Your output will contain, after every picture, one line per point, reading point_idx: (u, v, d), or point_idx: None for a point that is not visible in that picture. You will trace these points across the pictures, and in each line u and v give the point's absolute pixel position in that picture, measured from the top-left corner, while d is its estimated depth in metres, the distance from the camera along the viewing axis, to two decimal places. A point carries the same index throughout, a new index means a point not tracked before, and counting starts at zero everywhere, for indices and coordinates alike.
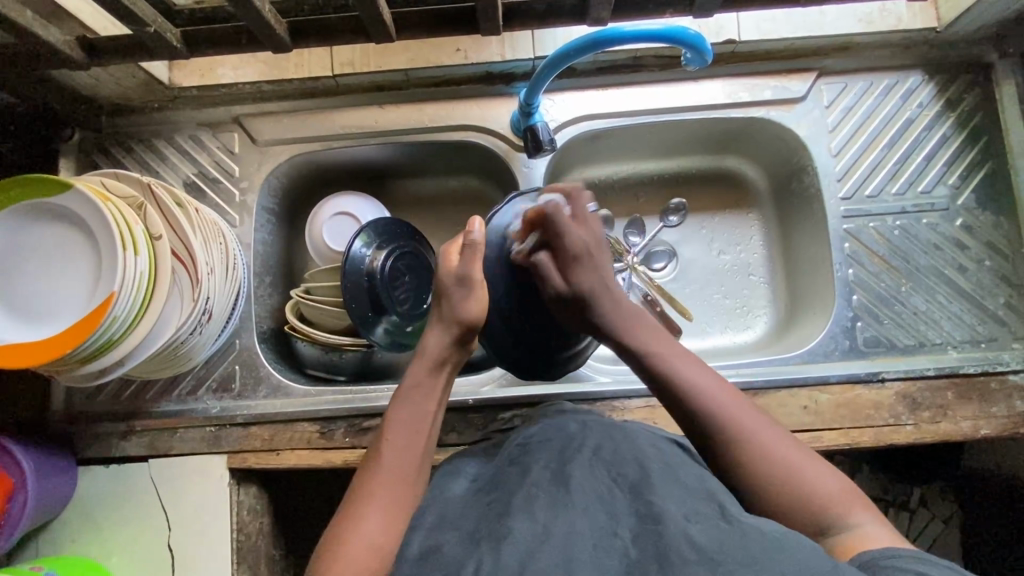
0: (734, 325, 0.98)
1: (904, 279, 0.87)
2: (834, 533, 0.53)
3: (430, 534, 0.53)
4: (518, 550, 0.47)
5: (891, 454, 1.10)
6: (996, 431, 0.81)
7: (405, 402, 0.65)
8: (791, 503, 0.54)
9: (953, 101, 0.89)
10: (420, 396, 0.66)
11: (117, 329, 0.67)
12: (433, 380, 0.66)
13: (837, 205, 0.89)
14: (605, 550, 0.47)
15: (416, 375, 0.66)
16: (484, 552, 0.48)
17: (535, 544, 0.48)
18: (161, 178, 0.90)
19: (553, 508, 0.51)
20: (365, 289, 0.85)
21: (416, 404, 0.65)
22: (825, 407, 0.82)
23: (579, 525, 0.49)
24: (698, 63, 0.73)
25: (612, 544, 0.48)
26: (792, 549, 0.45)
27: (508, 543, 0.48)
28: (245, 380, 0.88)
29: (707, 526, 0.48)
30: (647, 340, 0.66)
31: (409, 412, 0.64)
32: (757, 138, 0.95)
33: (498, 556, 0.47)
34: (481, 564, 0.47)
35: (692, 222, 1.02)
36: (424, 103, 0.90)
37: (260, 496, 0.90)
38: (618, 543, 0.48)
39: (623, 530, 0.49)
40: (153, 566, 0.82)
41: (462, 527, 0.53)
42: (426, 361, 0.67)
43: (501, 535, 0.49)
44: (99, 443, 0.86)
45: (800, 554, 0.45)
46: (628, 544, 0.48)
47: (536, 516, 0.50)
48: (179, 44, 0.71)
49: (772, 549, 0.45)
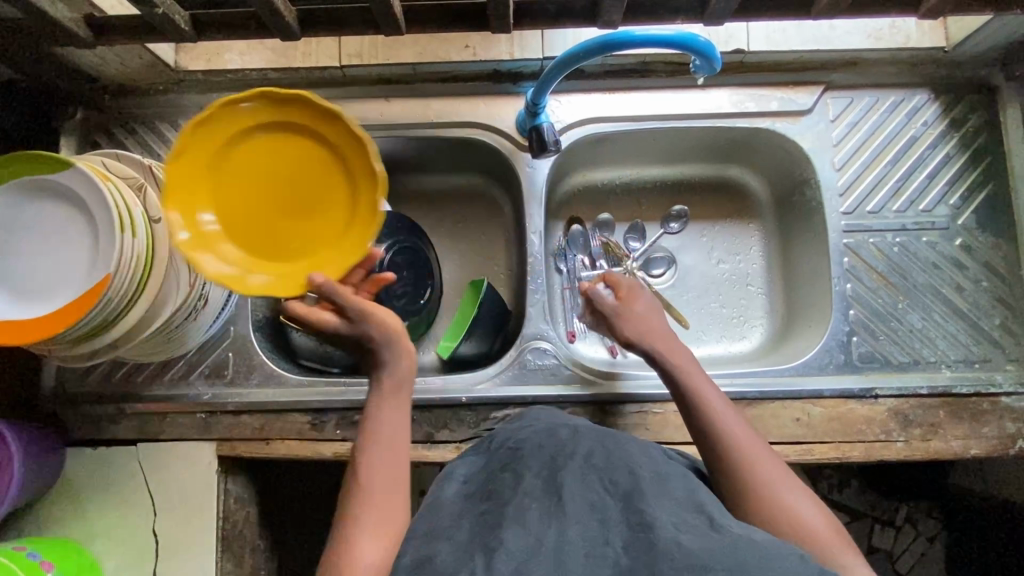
0: (730, 334, 0.98)
1: (902, 295, 0.87)
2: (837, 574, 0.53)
3: (423, 544, 0.53)
4: (513, 557, 0.48)
5: (879, 471, 1.11)
6: (985, 452, 0.82)
7: (376, 423, 0.66)
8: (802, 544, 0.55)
9: (957, 121, 0.89)
10: (387, 418, 0.66)
11: (112, 312, 0.67)
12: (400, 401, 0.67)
13: (838, 220, 0.89)
14: (597, 560, 0.48)
15: (387, 401, 0.66)
16: (479, 560, 0.48)
17: (528, 554, 0.48)
18: (161, 161, 0.90)
19: (546, 517, 0.51)
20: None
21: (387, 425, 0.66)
22: (818, 420, 0.82)
23: (572, 533, 0.50)
24: (707, 71, 0.72)
25: (603, 552, 0.49)
26: (778, 558, 0.46)
27: (503, 551, 0.48)
28: (238, 368, 0.87)
29: (696, 536, 0.48)
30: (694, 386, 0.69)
31: (388, 434, 0.65)
32: (760, 148, 0.95)
33: (493, 563, 0.47)
34: (477, 569, 0.47)
35: (693, 229, 1.02)
36: (431, 98, 0.90)
37: (249, 485, 0.90)
38: (610, 551, 0.49)
39: (614, 539, 0.50)
40: (138, 551, 0.81)
41: (455, 537, 0.52)
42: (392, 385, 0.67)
43: (494, 545, 0.49)
44: (89, 425, 0.85)
45: (787, 561, 0.46)
46: (620, 551, 0.49)
47: (529, 525, 0.50)
48: (187, 27, 0.70)
49: (759, 558, 0.46)
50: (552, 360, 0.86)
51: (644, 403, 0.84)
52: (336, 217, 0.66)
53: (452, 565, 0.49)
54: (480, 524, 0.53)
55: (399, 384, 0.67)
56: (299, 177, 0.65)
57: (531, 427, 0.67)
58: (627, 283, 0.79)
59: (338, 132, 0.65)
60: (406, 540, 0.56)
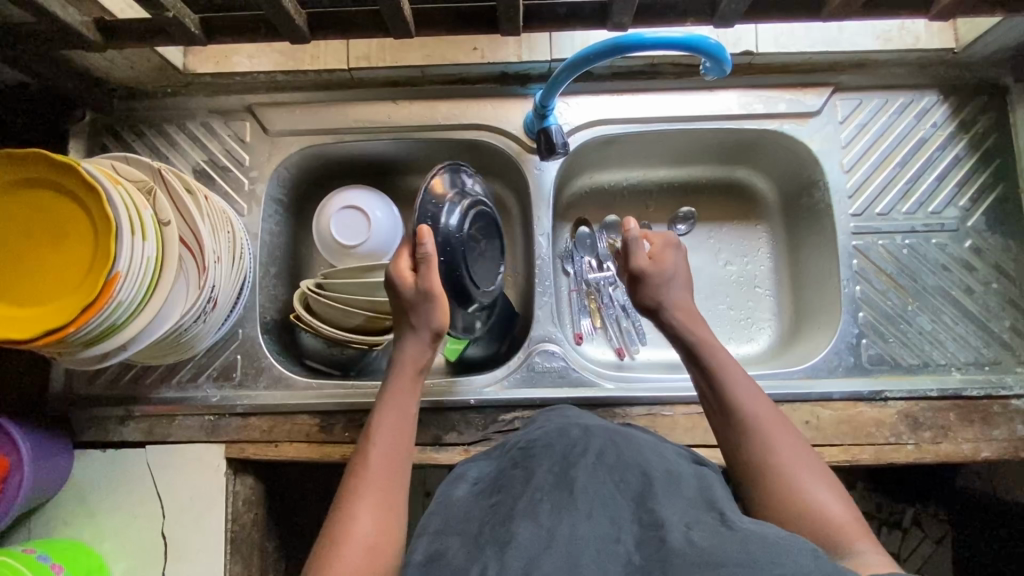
0: (737, 336, 0.97)
1: (910, 298, 0.87)
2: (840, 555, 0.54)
3: (435, 539, 0.54)
4: (524, 552, 0.48)
5: (887, 473, 1.10)
6: (996, 455, 0.81)
7: (390, 407, 0.68)
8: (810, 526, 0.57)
9: (967, 122, 0.89)
10: (400, 405, 0.69)
11: (122, 315, 0.67)
12: (414, 384, 0.71)
13: (847, 221, 0.89)
14: (608, 556, 0.48)
15: (402, 382, 0.70)
16: (490, 555, 0.49)
17: (539, 548, 0.48)
18: (170, 163, 0.90)
19: (557, 511, 0.51)
20: (449, 250, 0.75)
21: (400, 408, 0.69)
22: (826, 422, 0.82)
23: (583, 529, 0.50)
24: (717, 72, 0.72)
25: (615, 550, 0.48)
26: (793, 551, 0.45)
27: (512, 547, 0.48)
28: (246, 370, 0.87)
29: (708, 533, 0.48)
30: (720, 361, 0.70)
31: (384, 459, 0.64)
32: (769, 150, 0.95)
33: (504, 560, 0.47)
34: (496, 563, 0.47)
35: (701, 232, 1.02)
36: (438, 100, 0.90)
37: (257, 486, 0.90)
38: (621, 549, 0.49)
39: (626, 537, 0.50)
40: (147, 553, 0.82)
41: (476, 530, 0.53)
42: (410, 367, 0.71)
43: (506, 539, 0.49)
44: (98, 427, 0.85)
45: (802, 555, 0.45)
46: (631, 549, 0.49)
47: (541, 520, 0.51)
48: (197, 30, 0.70)
49: (774, 553, 0.45)
50: (559, 363, 0.86)
51: (654, 406, 0.84)
52: (85, 253, 0.67)
53: (462, 562, 0.50)
54: (490, 525, 0.53)
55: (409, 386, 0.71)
56: (52, 225, 0.68)
57: (543, 428, 0.68)
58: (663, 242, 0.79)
59: (52, 170, 0.67)
60: (419, 533, 0.56)
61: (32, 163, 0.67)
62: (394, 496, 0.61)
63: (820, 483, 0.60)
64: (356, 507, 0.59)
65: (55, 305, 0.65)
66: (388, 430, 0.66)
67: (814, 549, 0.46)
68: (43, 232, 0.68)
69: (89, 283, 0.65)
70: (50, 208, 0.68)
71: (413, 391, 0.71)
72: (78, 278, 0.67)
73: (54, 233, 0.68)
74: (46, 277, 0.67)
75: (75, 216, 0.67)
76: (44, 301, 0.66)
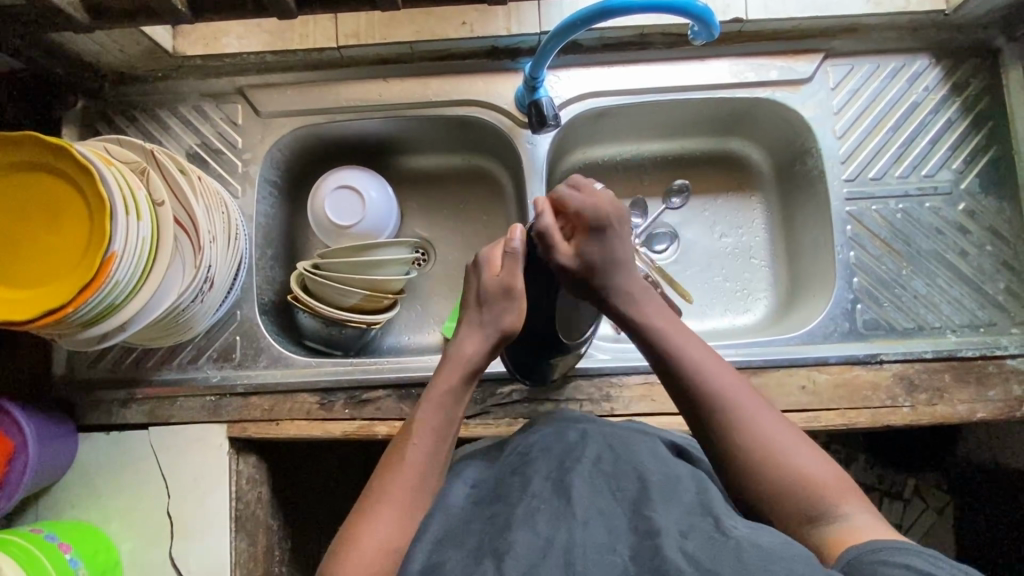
0: (734, 307, 0.98)
1: (905, 262, 0.87)
2: (827, 522, 0.55)
3: None
4: (521, 561, 0.49)
5: (886, 442, 1.11)
6: (992, 415, 0.82)
7: (434, 402, 0.67)
8: (797, 496, 0.56)
9: (959, 85, 0.89)
10: (446, 407, 0.67)
11: (120, 294, 0.67)
12: (464, 387, 0.68)
13: (841, 188, 0.89)
14: (604, 565, 0.49)
15: (450, 376, 0.68)
16: None
17: (536, 558, 0.49)
18: (162, 146, 0.90)
19: (555, 519, 0.52)
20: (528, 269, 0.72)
21: (445, 408, 0.67)
22: (823, 387, 0.82)
23: (580, 536, 0.51)
24: (705, 37, 0.72)
25: (610, 559, 0.49)
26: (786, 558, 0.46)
27: (510, 557, 0.49)
28: (245, 351, 0.88)
29: (702, 543, 0.49)
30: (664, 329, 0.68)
31: (421, 457, 0.63)
32: (760, 119, 0.94)
33: None
34: None
35: (694, 204, 1.02)
36: (430, 77, 0.90)
37: (260, 466, 0.91)
38: (617, 559, 0.49)
39: (622, 547, 0.50)
40: (153, 533, 0.83)
41: None
42: (461, 365, 0.68)
43: (503, 548, 0.50)
44: (101, 410, 0.86)
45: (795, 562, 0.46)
46: (627, 559, 0.49)
47: (538, 528, 0.52)
48: (184, 9, 0.70)
49: (764, 560, 0.46)
50: None
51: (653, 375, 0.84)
52: (80, 232, 0.68)
53: None
54: None
55: (457, 386, 0.68)
56: (47, 205, 0.68)
57: (538, 428, 0.68)
58: (584, 211, 0.71)
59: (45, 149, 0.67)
60: None
61: (26, 143, 0.67)
62: (422, 491, 0.62)
63: (796, 437, 0.60)
64: (382, 505, 0.59)
65: (52, 286, 0.66)
66: (429, 432, 0.65)
67: (809, 559, 0.47)
68: (40, 211, 0.68)
69: (86, 260, 0.66)
70: (46, 187, 0.68)
71: (461, 391, 0.68)
72: (74, 258, 0.67)
73: (50, 212, 0.68)
74: (44, 257, 0.68)
75: (70, 194, 0.68)
76: (43, 282, 0.67)
